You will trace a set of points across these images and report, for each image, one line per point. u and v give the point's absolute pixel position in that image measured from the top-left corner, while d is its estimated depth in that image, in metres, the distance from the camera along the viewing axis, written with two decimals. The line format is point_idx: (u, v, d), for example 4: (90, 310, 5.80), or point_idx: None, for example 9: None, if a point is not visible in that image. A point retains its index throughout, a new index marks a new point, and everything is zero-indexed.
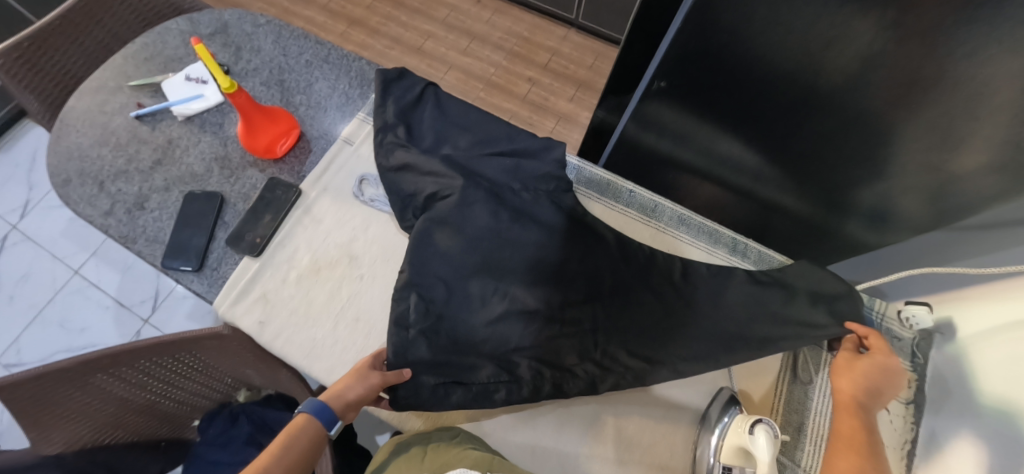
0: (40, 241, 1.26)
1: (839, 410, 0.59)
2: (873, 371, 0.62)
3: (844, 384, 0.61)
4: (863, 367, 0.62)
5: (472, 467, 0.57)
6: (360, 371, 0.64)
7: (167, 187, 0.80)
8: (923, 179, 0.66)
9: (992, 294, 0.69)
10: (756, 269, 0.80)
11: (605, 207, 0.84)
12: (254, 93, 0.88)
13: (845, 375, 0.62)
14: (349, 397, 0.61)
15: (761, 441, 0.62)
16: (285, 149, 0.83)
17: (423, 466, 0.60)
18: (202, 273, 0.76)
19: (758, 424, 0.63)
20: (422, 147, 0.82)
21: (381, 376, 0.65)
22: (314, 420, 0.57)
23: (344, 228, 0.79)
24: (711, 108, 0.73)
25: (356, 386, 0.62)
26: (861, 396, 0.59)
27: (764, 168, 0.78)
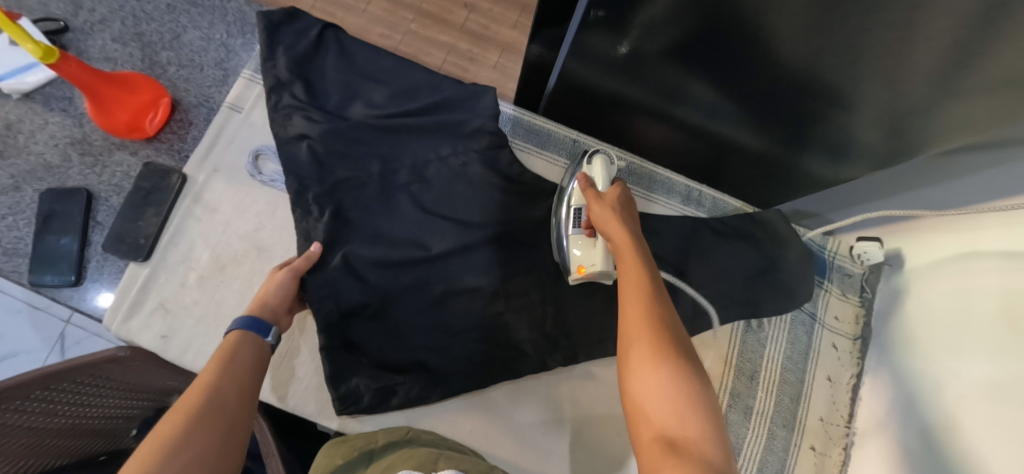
0: None
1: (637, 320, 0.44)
2: (623, 217, 0.56)
3: (616, 230, 0.54)
4: (612, 214, 0.56)
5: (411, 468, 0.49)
6: (271, 277, 0.62)
7: (17, 184, 0.66)
8: (886, 108, 0.59)
9: (951, 224, 0.66)
10: (712, 217, 0.75)
11: (547, 163, 0.74)
12: (106, 53, 0.71)
13: (627, 263, 0.50)
14: (273, 302, 0.60)
15: (595, 171, 0.64)
16: (156, 124, 0.68)
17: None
18: (82, 287, 0.65)
19: (596, 156, 0.65)
20: (328, 108, 0.69)
21: (290, 268, 0.62)
22: (247, 332, 0.55)
23: (245, 215, 0.67)
24: (664, 36, 0.61)
25: (274, 291, 0.61)
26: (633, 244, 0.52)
27: (720, 103, 0.70)
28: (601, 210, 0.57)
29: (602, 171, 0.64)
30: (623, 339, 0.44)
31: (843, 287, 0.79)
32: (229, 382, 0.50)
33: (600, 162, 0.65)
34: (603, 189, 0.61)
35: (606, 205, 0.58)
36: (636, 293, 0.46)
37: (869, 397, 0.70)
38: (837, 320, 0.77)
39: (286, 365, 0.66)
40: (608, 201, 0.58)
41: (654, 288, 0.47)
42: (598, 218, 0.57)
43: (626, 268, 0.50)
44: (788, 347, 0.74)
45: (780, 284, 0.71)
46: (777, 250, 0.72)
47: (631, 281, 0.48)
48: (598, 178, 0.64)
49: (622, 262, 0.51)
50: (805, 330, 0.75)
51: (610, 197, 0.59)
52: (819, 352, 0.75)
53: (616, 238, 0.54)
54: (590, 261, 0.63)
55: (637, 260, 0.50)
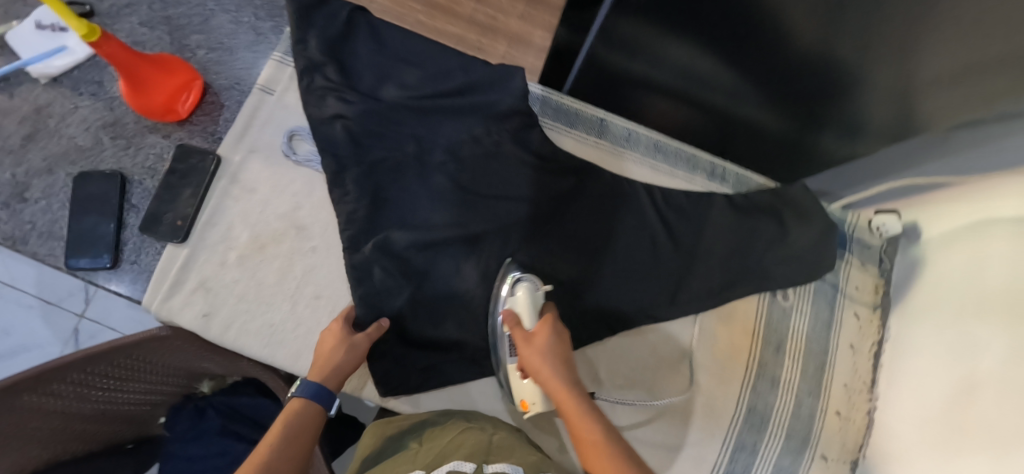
0: None
1: None
2: (554, 357, 0.59)
3: (554, 387, 0.57)
4: (551, 366, 0.58)
5: (467, 457, 0.45)
6: (343, 342, 0.60)
7: (49, 167, 0.66)
8: (897, 89, 0.62)
9: (969, 196, 0.68)
10: (736, 193, 0.76)
11: (576, 141, 0.75)
12: (134, 36, 0.70)
13: (586, 446, 0.54)
14: (344, 373, 0.59)
15: (520, 302, 0.62)
16: (189, 107, 0.68)
17: (415, 461, 0.48)
18: (120, 268, 0.64)
19: (517, 286, 0.63)
20: (360, 90, 0.69)
21: (364, 336, 0.61)
22: (311, 402, 0.55)
23: (282, 196, 0.67)
24: (685, 23, 0.62)
25: (346, 356, 0.60)
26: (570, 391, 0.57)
27: (739, 86, 0.72)
28: (541, 355, 0.58)
29: (529, 302, 0.62)
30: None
31: (863, 260, 0.80)
32: (284, 462, 0.51)
33: (524, 290, 0.63)
34: (530, 326, 0.61)
35: (537, 350, 0.59)
36: (602, 449, 0.53)
37: (890, 364, 0.74)
38: (857, 289, 0.78)
39: None
40: (539, 344, 0.59)
41: (620, 451, 0.54)
42: (539, 365, 0.58)
43: (584, 435, 0.55)
44: (812, 318, 0.75)
45: (804, 258, 0.73)
46: (802, 227, 0.73)
47: (590, 442, 0.54)
48: (525, 311, 0.61)
49: (585, 447, 0.54)
50: (827, 301, 0.76)
51: (540, 342, 0.59)
52: (841, 322, 0.76)
53: (557, 395, 0.57)
54: (531, 397, 0.62)
55: (598, 454, 0.53)
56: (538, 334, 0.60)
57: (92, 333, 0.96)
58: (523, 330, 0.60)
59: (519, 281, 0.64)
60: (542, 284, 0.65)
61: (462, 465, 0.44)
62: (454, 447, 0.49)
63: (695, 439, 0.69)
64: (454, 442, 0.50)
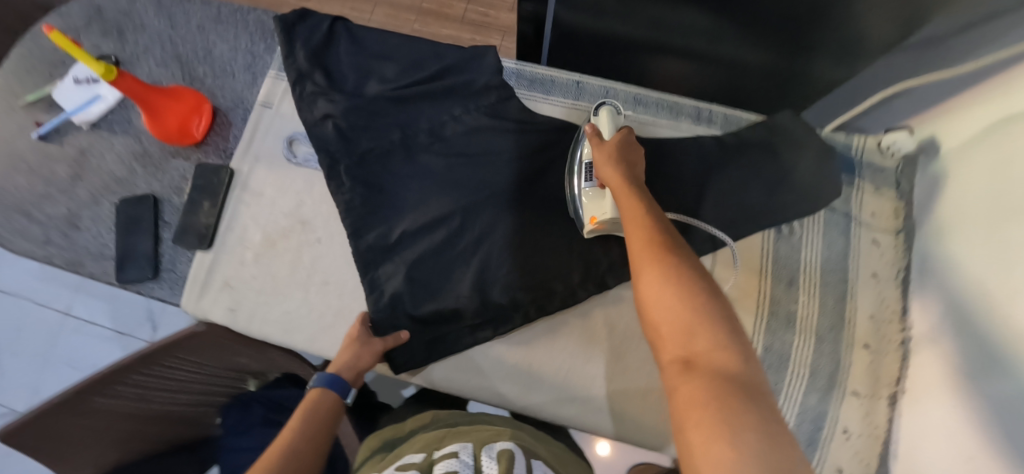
0: (22, 293, 1.19)
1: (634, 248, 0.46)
2: (616, 155, 0.59)
3: (610, 174, 0.56)
4: (613, 165, 0.57)
5: (421, 451, 0.51)
6: (360, 342, 0.65)
7: (96, 199, 0.76)
8: None
9: (988, 93, 0.61)
10: (724, 133, 0.75)
11: (555, 107, 0.76)
12: (153, 76, 0.80)
13: (631, 216, 0.49)
14: (359, 365, 0.63)
15: (603, 122, 0.67)
16: (202, 129, 0.76)
17: (383, 464, 0.53)
18: (160, 278, 0.73)
19: (602, 110, 0.69)
20: (346, 89, 0.75)
21: (380, 340, 0.66)
22: (327, 391, 0.58)
23: (287, 195, 0.74)
24: None
25: (363, 355, 0.64)
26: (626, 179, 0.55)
27: (711, 23, 0.70)
28: (607, 154, 0.59)
29: (607, 122, 0.66)
30: (642, 276, 0.44)
31: (876, 184, 0.75)
32: (306, 436, 0.53)
33: (607, 117, 0.68)
34: (604, 135, 0.63)
35: (609, 148, 0.60)
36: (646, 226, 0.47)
37: (918, 287, 0.68)
38: (873, 216, 0.74)
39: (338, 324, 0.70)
40: (611, 145, 0.60)
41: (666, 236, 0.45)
42: (603, 159, 0.59)
43: (631, 217, 0.49)
44: (824, 250, 0.71)
45: (802, 188, 0.71)
46: (797, 153, 0.71)
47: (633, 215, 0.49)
48: (607, 128, 0.66)
49: (629, 222, 0.49)
50: (840, 231, 0.72)
51: (614, 141, 0.60)
52: (858, 251, 0.72)
53: (614, 182, 0.55)
54: (601, 211, 0.64)
55: (642, 221, 0.48)
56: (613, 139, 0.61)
57: None
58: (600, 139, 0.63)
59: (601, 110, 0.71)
60: (621, 118, 0.70)
61: (413, 457, 0.50)
62: (412, 446, 0.54)
63: None
64: (417, 441, 0.55)
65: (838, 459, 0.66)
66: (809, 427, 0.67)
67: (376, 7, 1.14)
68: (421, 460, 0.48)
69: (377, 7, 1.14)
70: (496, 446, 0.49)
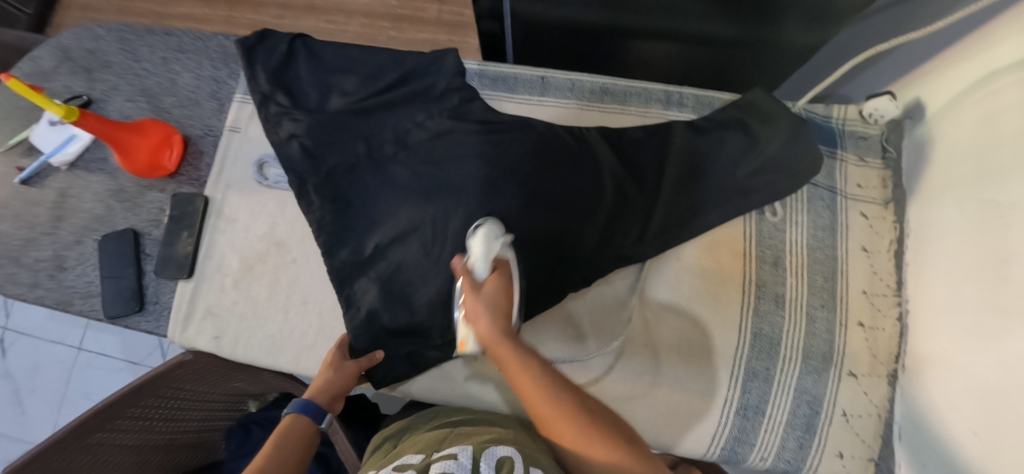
0: (33, 332, 1.23)
1: (548, 417, 0.53)
2: (493, 307, 0.57)
3: (485, 334, 0.56)
4: (496, 316, 0.57)
5: (421, 451, 0.51)
6: (337, 364, 0.65)
7: (79, 239, 0.77)
8: None
9: (972, 50, 0.58)
10: (697, 116, 0.72)
11: (521, 104, 0.74)
12: (123, 112, 0.81)
13: (513, 369, 0.55)
14: (335, 389, 0.63)
15: (474, 248, 0.60)
16: (174, 160, 0.77)
17: (382, 462, 0.54)
18: (145, 310, 0.74)
19: (481, 228, 0.61)
20: (310, 106, 0.75)
21: (355, 362, 0.65)
22: (301, 417, 0.59)
23: (261, 219, 0.74)
24: None
25: (337, 379, 0.64)
26: (498, 329, 0.56)
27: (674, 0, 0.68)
28: (482, 318, 0.57)
29: (483, 253, 0.59)
30: (575, 454, 0.52)
31: (857, 153, 0.72)
32: (275, 465, 0.55)
33: (482, 236, 0.60)
34: (481, 274, 0.59)
35: (484, 299, 0.57)
36: (551, 406, 0.53)
37: (915, 260, 0.64)
38: (860, 187, 0.71)
39: (319, 342, 0.70)
40: (488, 293, 0.58)
41: (585, 415, 0.53)
42: (484, 327, 0.56)
43: (535, 401, 0.53)
44: (809, 227, 0.69)
45: (781, 164, 0.67)
46: (770, 129, 0.68)
47: (516, 369, 0.55)
48: (478, 258, 0.59)
49: (511, 370, 0.55)
50: (825, 205, 0.70)
51: (485, 287, 0.58)
52: (846, 225, 0.69)
53: (489, 341, 0.56)
54: (466, 338, 0.60)
55: (524, 368, 0.54)
56: (488, 284, 0.59)
57: None
58: (470, 282, 0.58)
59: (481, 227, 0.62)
60: (504, 237, 0.62)
61: (411, 458, 0.50)
62: (415, 444, 0.54)
63: (699, 376, 0.66)
64: (419, 439, 0.55)
65: (836, 443, 0.64)
66: (806, 412, 0.65)
67: (349, 18, 1.13)
68: (418, 460, 0.49)
69: (350, 18, 1.13)
70: (498, 449, 0.48)
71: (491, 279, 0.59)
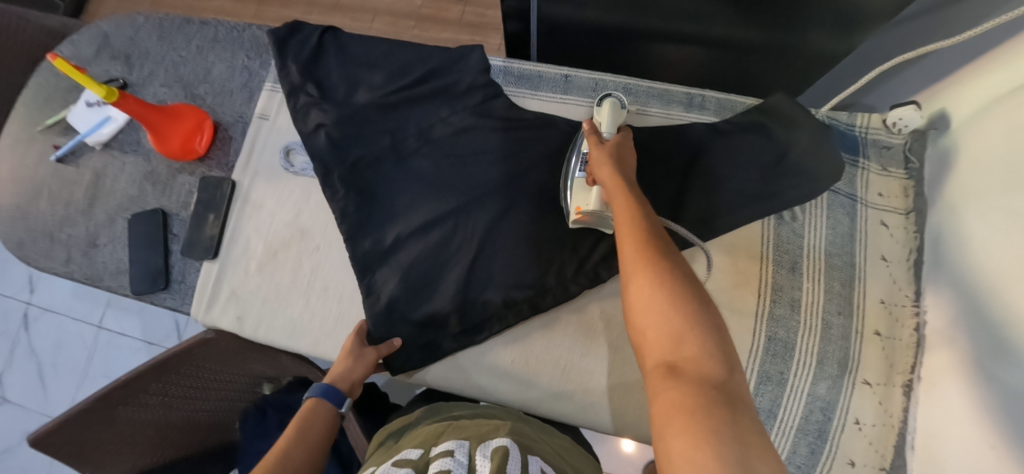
0: (57, 309, 1.26)
1: (627, 241, 0.46)
2: (617, 160, 0.57)
3: (600, 172, 0.56)
4: (610, 158, 0.57)
5: (420, 447, 0.51)
6: (354, 352, 0.66)
7: (111, 218, 0.80)
8: None
9: (998, 62, 0.58)
10: (718, 119, 0.72)
11: (544, 102, 0.75)
12: (158, 97, 0.83)
13: (620, 202, 0.50)
14: (353, 376, 0.64)
15: (602, 114, 0.67)
16: (205, 144, 0.79)
17: (383, 459, 0.54)
18: (172, 289, 0.76)
19: (607, 100, 0.69)
20: (337, 98, 0.77)
21: (374, 350, 0.67)
22: (322, 401, 0.61)
23: (286, 205, 0.76)
24: None
25: (357, 366, 0.65)
26: (616, 175, 0.55)
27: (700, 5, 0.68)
28: (601, 154, 0.58)
29: (608, 117, 0.67)
30: (632, 302, 0.43)
31: (880, 163, 0.71)
32: (297, 449, 0.56)
33: (607, 107, 0.68)
34: (607, 134, 0.62)
35: (607, 149, 0.59)
36: (634, 229, 0.47)
37: (933, 270, 0.64)
38: (881, 196, 0.70)
39: (338, 327, 0.71)
40: (609, 148, 0.59)
41: (658, 241, 0.45)
42: (599, 158, 0.58)
43: (623, 217, 0.49)
44: (828, 234, 0.69)
45: (802, 170, 0.68)
46: (790, 132, 0.69)
47: (624, 204, 0.50)
48: (605, 124, 0.66)
49: (619, 206, 0.50)
50: (844, 212, 0.70)
51: (613, 145, 0.60)
52: (865, 234, 0.69)
53: (605, 179, 0.55)
54: (585, 202, 0.64)
55: (631, 205, 0.49)
56: (615, 144, 0.60)
57: None
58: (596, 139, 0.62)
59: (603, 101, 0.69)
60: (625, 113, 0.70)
61: (411, 454, 0.50)
62: (416, 440, 0.54)
63: None
64: (419, 435, 0.55)
65: (849, 450, 0.64)
66: (818, 417, 0.65)
67: (375, 15, 1.15)
68: (417, 456, 0.49)
69: (375, 16, 1.15)
70: (493, 441, 0.48)
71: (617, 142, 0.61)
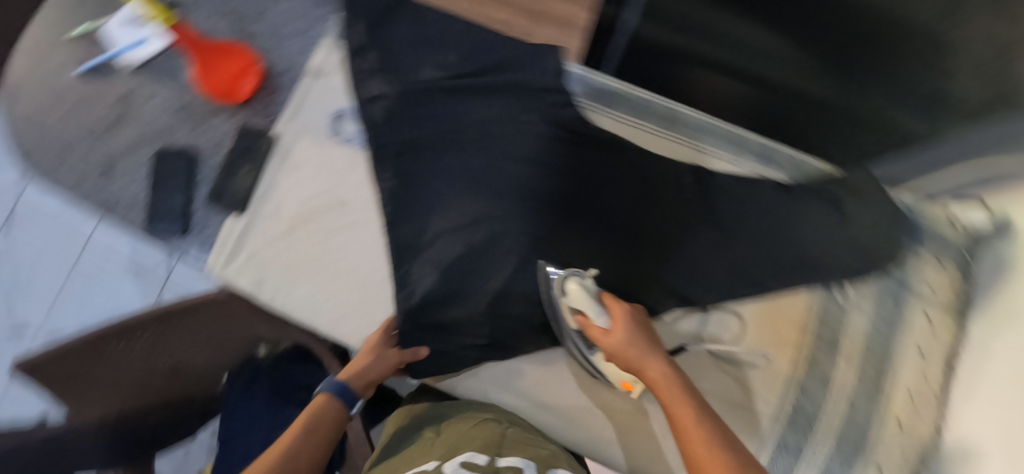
0: (37, 214, 1.19)
1: (705, 467, 0.49)
2: (640, 346, 0.58)
3: (643, 369, 0.57)
4: (638, 347, 0.58)
5: (481, 449, 0.49)
6: (377, 349, 0.65)
7: (134, 146, 0.74)
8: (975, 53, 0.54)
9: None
10: (790, 180, 0.70)
11: (616, 122, 0.72)
12: (205, 26, 0.77)
13: (677, 405, 0.54)
14: (370, 377, 0.64)
15: (577, 299, 0.61)
16: (249, 89, 0.74)
17: (431, 455, 0.52)
18: (189, 235, 0.72)
19: (569, 281, 0.62)
20: (399, 71, 0.72)
21: (396, 352, 0.65)
22: (332, 397, 0.62)
23: (326, 172, 0.71)
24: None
25: (375, 368, 0.64)
26: (659, 374, 0.56)
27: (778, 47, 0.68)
28: (625, 345, 0.58)
29: (587, 295, 0.60)
30: None
31: (939, 256, 0.70)
32: (301, 442, 0.58)
33: (577, 290, 0.61)
34: (604, 323, 0.60)
35: (620, 342, 0.58)
36: (714, 458, 0.49)
37: (967, 371, 0.63)
38: (928, 287, 0.69)
39: (360, 313, 0.67)
40: (620, 336, 0.59)
41: (740, 462, 0.48)
42: (627, 354, 0.58)
43: (693, 435, 0.51)
44: (871, 316, 0.68)
45: (865, 247, 0.66)
46: (861, 206, 0.66)
47: (684, 414, 0.53)
48: (587, 307, 0.60)
49: (678, 414, 0.53)
50: (891, 297, 0.69)
51: (620, 327, 0.59)
52: (907, 322, 0.68)
53: (654, 379, 0.56)
54: (632, 377, 0.62)
55: (688, 414, 0.52)
56: (620, 323, 0.60)
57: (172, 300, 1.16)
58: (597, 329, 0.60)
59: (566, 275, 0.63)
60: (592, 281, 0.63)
61: (477, 458, 0.47)
62: (468, 439, 0.52)
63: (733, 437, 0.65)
64: (468, 433, 0.53)
65: None
66: None
67: None
68: (484, 463, 0.46)
69: None
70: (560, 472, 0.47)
71: (622, 319, 0.60)
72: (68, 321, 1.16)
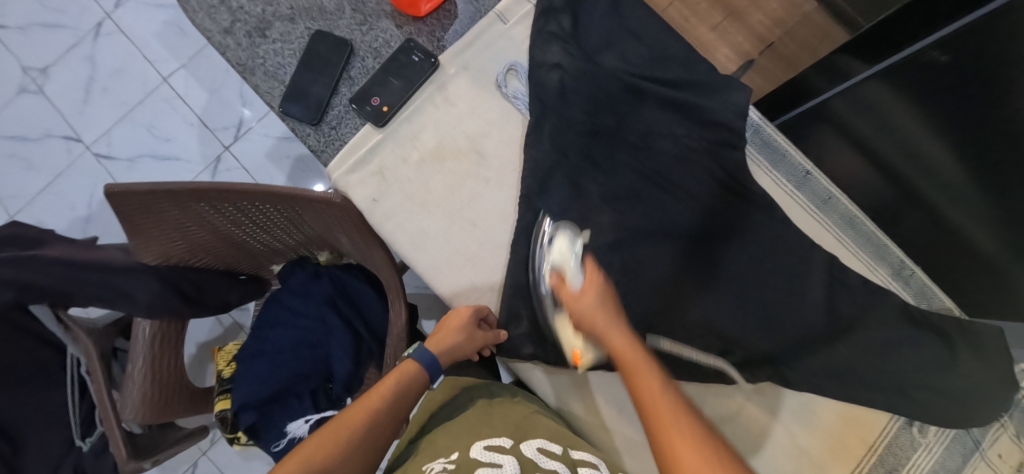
0: (133, 36, 1.23)
1: (664, 430, 0.47)
2: (606, 308, 0.55)
3: (608, 336, 0.54)
4: (604, 311, 0.55)
5: (550, 439, 0.56)
6: (466, 329, 0.63)
7: (293, 17, 0.71)
8: None
9: None
10: (914, 303, 0.70)
11: (773, 182, 0.70)
12: None
13: (637, 369, 0.51)
14: (456, 353, 0.65)
15: (559, 251, 0.61)
16: (430, 8, 0.69)
17: (495, 427, 0.58)
18: (319, 128, 0.69)
19: (557, 236, 0.63)
20: (586, 48, 0.69)
21: (483, 336, 0.64)
22: (420, 370, 0.63)
23: (477, 119, 0.68)
24: (918, 108, 0.64)
25: (462, 348, 0.64)
26: (619, 336, 0.53)
27: (961, 187, 0.65)
28: (593, 309, 0.55)
29: (569, 252, 0.61)
30: None
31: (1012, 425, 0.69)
32: (386, 417, 0.59)
33: (562, 243, 0.62)
34: (578, 282, 0.58)
35: (590, 305, 0.55)
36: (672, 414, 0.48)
37: None
38: (999, 457, 0.69)
39: (465, 269, 0.67)
40: (591, 300, 0.56)
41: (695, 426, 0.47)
42: (593, 318, 0.55)
43: (655, 401, 0.49)
44: (937, 462, 0.68)
45: (970, 398, 0.65)
46: (982, 367, 0.64)
47: (647, 386, 0.50)
48: (568, 262, 0.60)
49: (638, 380, 0.50)
50: (962, 453, 0.69)
51: (594, 285, 0.57)
52: None
53: (615, 345, 0.53)
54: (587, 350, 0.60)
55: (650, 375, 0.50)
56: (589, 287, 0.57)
57: (229, 166, 1.20)
58: (566, 290, 0.58)
59: (556, 231, 0.64)
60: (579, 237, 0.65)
61: (551, 447, 0.55)
62: (532, 422, 0.59)
63: None
64: (531, 419, 0.60)
65: None
66: None
67: None
68: (559, 452, 0.54)
69: None
70: None
71: (591, 282, 0.57)
72: (133, 149, 1.22)
